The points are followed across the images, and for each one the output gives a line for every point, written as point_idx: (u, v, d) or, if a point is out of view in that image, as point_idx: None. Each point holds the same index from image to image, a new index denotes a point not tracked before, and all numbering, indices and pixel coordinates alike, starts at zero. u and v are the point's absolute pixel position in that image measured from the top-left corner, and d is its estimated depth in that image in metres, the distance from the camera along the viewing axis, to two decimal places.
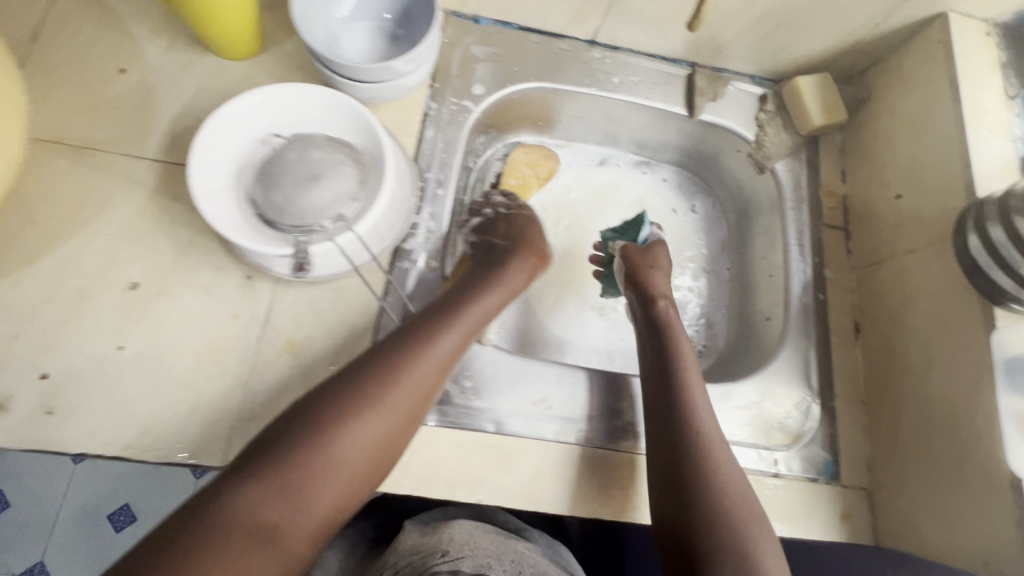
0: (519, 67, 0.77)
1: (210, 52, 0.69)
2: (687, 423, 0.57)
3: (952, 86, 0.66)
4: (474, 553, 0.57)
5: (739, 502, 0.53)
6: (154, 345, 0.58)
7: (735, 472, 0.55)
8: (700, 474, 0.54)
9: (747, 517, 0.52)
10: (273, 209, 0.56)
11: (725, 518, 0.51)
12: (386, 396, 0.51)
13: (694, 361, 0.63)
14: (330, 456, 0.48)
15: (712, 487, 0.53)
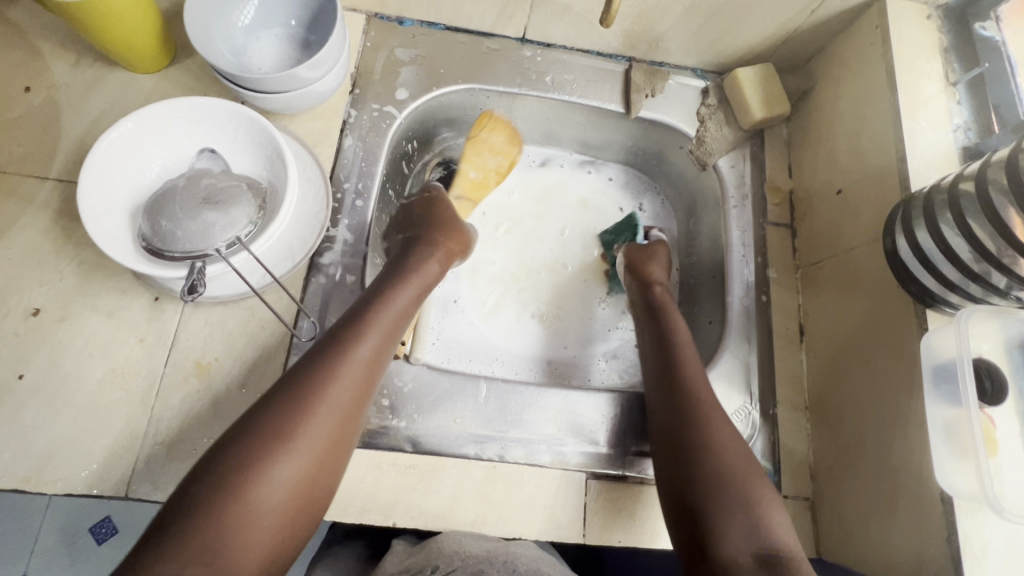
0: (445, 69, 0.74)
1: (117, 67, 0.67)
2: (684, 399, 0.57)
3: (888, 74, 0.63)
4: (464, 562, 0.52)
5: (740, 466, 0.52)
6: (56, 373, 0.57)
7: (733, 438, 0.55)
8: (701, 446, 0.53)
9: (752, 481, 0.52)
10: (157, 230, 0.52)
11: (734, 479, 0.51)
12: (347, 364, 0.50)
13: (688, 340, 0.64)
14: (307, 437, 0.46)
15: (715, 456, 0.53)
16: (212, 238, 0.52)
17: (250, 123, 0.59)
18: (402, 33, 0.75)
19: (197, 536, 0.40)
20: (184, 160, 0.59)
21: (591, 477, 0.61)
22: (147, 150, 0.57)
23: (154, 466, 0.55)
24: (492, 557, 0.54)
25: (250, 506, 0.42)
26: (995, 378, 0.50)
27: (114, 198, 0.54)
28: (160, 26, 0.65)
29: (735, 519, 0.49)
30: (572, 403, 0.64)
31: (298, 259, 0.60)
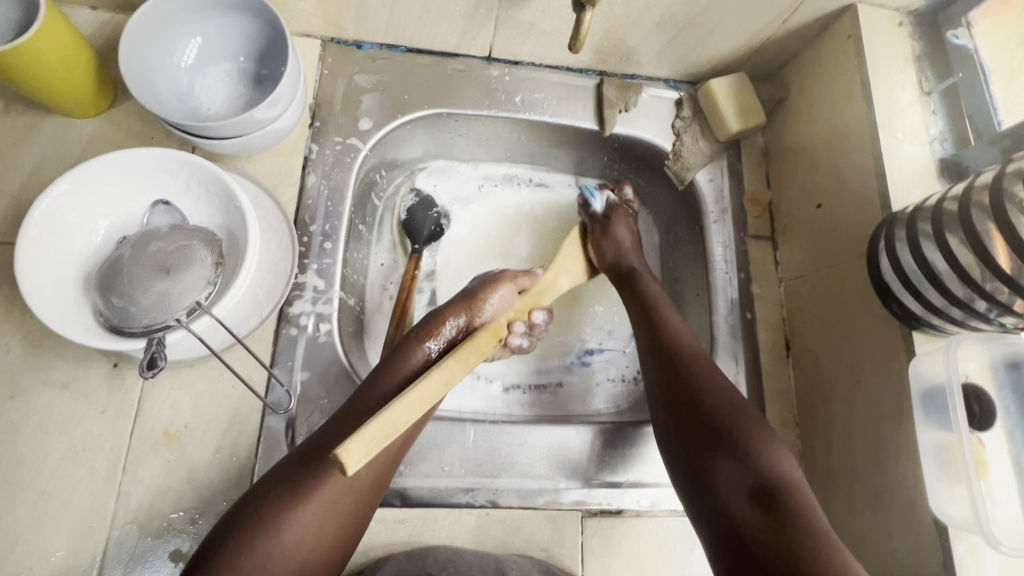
0: (410, 95, 0.71)
1: (50, 112, 0.62)
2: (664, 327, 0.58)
3: (863, 86, 0.62)
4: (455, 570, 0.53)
5: (728, 393, 0.51)
6: (11, 455, 0.53)
7: (717, 373, 0.53)
8: (691, 370, 0.53)
9: (738, 406, 0.50)
10: (112, 305, 0.48)
11: (700, 360, 0.55)
12: (325, 484, 0.45)
13: (665, 296, 0.63)
14: (319, 507, 0.45)
15: (702, 380, 0.52)
16: (171, 307, 0.49)
17: (199, 172, 0.54)
18: (361, 57, 0.71)
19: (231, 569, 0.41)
20: (136, 216, 0.55)
21: (587, 515, 0.60)
22: (92, 210, 0.53)
23: (127, 547, 0.52)
24: (483, 561, 0.55)
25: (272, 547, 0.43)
26: (983, 400, 0.50)
27: (62, 267, 0.50)
28: (97, 68, 0.60)
29: (726, 459, 0.47)
30: (563, 439, 0.62)
31: (266, 312, 0.57)
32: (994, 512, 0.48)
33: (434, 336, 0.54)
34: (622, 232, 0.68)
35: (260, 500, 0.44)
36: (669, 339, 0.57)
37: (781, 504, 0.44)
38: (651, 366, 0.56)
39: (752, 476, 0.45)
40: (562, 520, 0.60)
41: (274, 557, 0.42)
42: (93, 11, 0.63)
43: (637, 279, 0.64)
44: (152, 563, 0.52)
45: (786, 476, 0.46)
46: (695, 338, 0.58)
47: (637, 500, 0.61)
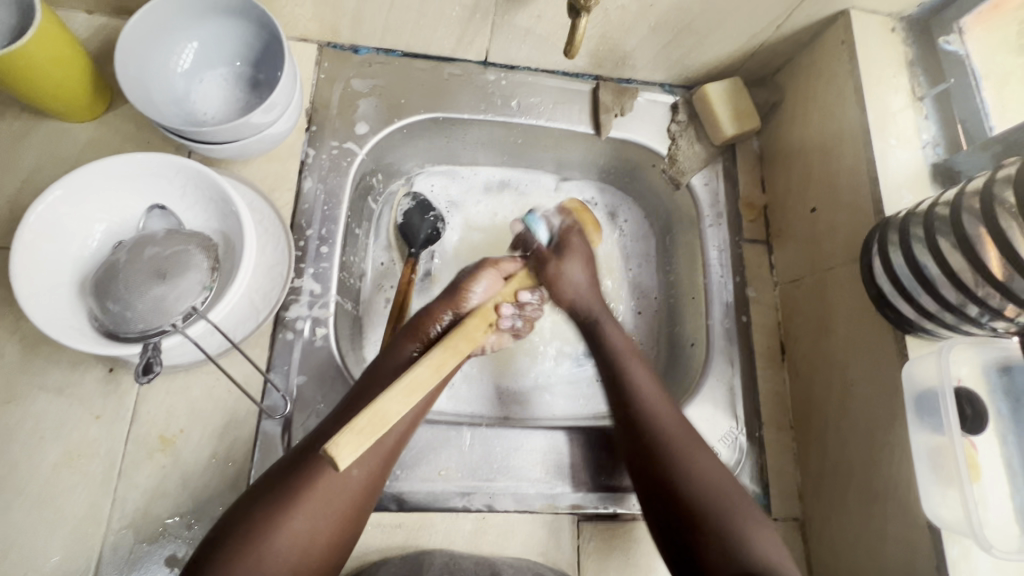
0: (407, 99, 0.71)
1: (46, 117, 0.61)
2: (632, 396, 0.57)
3: (857, 91, 0.62)
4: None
5: (716, 491, 0.51)
6: (5, 461, 0.52)
7: (706, 460, 0.53)
8: (665, 451, 0.53)
9: (724, 507, 0.50)
10: (108, 311, 0.48)
11: (688, 444, 0.54)
12: (316, 486, 0.45)
13: (631, 347, 0.62)
14: (312, 507, 0.45)
15: (682, 462, 0.52)
16: (166, 312, 0.49)
17: (196, 177, 0.54)
18: (357, 62, 0.71)
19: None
20: (132, 221, 0.55)
21: (584, 519, 0.60)
22: (88, 215, 0.53)
23: (122, 552, 0.52)
24: (478, 569, 0.54)
25: (265, 552, 0.43)
26: (976, 403, 0.50)
27: (58, 273, 0.50)
28: (93, 73, 0.60)
29: (713, 546, 0.48)
30: (560, 443, 0.62)
31: (262, 317, 0.57)
32: (987, 515, 0.48)
33: (421, 333, 0.55)
34: (574, 270, 0.65)
35: (253, 505, 0.45)
36: (640, 417, 0.56)
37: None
38: (633, 458, 0.55)
39: (741, 561, 0.47)
40: (559, 524, 0.60)
41: (270, 561, 0.43)
42: (89, 15, 0.63)
43: (602, 335, 0.63)
44: (148, 568, 0.52)
45: (767, 561, 0.47)
46: (677, 412, 0.57)
47: (633, 504, 0.61)
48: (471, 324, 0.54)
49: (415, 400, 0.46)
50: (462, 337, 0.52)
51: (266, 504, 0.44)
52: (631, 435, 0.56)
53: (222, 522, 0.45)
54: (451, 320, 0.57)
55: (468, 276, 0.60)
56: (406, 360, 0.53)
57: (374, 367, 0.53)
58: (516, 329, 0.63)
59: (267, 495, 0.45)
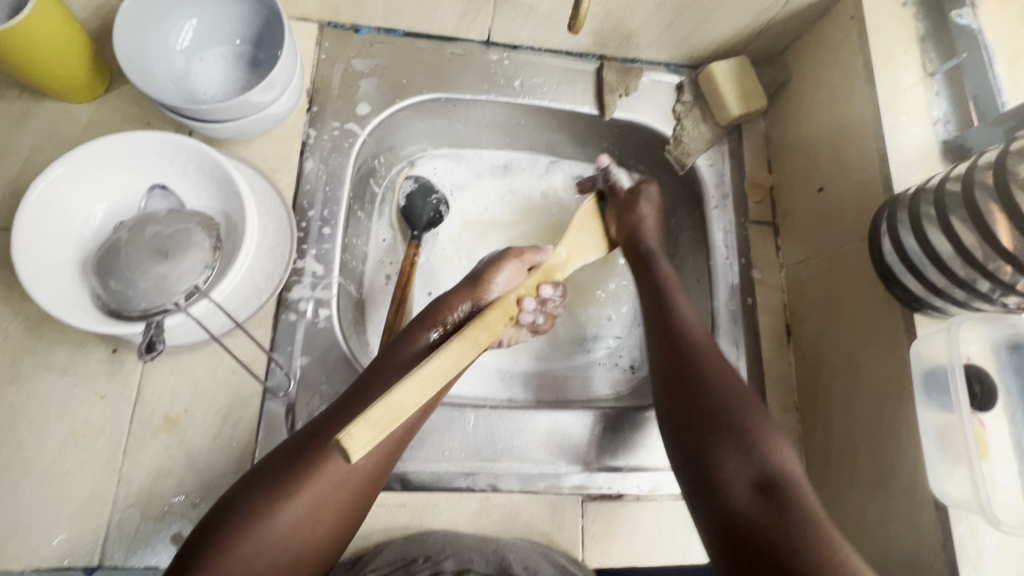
0: (408, 80, 0.70)
1: (46, 97, 0.61)
2: (670, 321, 0.56)
3: (866, 67, 0.61)
4: (455, 552, 0.54)
5: (742, 397, 0.48)
6: (11, 440, 0.53)
7: (734, 377, 0.50)
8: (698, 366, 0.51)
9: (740, 404, 0.47)
10: (110, 289, 0.48)
11: (716, 360, 0.52)
12: (318, 473, 0.44)
13: (679, 284, 0.60)
14: (310, 498, 0.44)
15: (714, 385, 0.49)
16: (168, 291, 0.49)
17: (196, 156, 0.54)
18: (358, 42, 0.70)
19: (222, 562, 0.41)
20: (133, 201, 0.55)
21: (587, 499, 0.60)
22: (89, 194, 0.53)
23: (128, 530, 0.52)
24: (482, 546, 0.55)
25: (262, 539, 0.42)
26: (985, 382, 0.50)
27: (59, 253, 0.50)
28: (93, 52, 0.59)
29: (731, 453, 0.45)
30: (564, 424, 0.62)
31: (265, 297, 0.57)
32: (994, 493, 0.48)
33: (438, 324, 0.53)
34: (646, 213, 0.65)
35: (250, 490, 0.44)
36: (675, 326, 0.55)
37: (780, 491, 0.42)
38: (657, 372, 0.53)
39: (755, 467, 0.44)
40: (565, 504, 0.60)
41: (266, 547, 0.42)
42: None
43: (650, 262, 0.62)
44: (154, 547, 0.52)
45: (787, 469, 0.44)
46: (711, 338, 0.55)
47: (637, 485, 0.61)
48: (491, 315, 0.49)
49: (436, 391, 0.42)
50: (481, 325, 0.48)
51: (265, 493, 0.43)
52: (665, 356, 0.53)
53: (221, 502, 0.45)
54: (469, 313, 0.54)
55: (490, 267, 0.57)
56: (420, 353, 0.51)
57: (385, 361, 0.51)
58: (536, 325, 0.59)
59: (266, 478, 0.44)
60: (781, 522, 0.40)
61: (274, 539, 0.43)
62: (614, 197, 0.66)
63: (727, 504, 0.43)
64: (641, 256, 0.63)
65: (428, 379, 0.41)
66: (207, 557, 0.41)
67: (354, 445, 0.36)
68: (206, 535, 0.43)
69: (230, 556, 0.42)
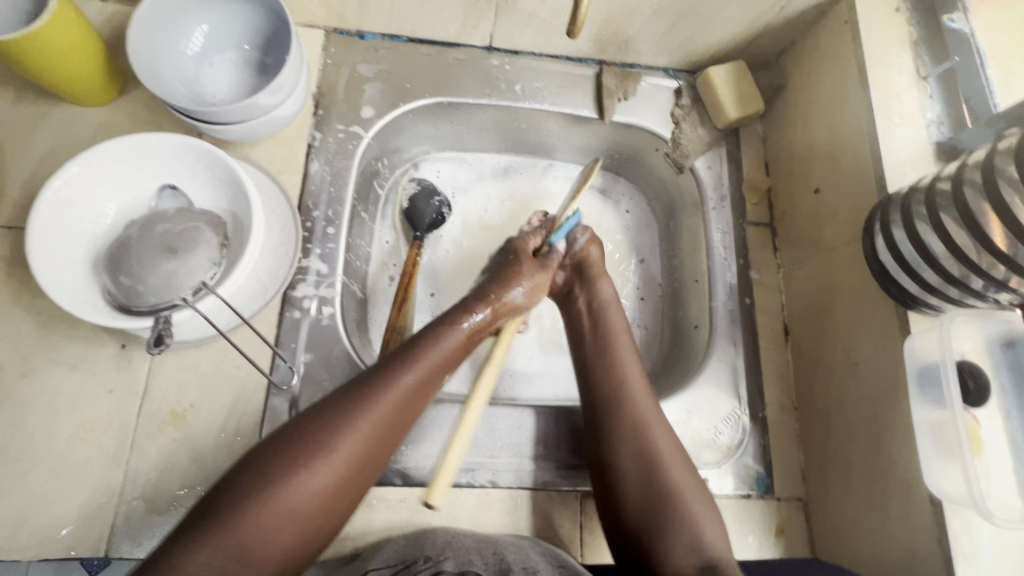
0: (412, 84, 0.72)
1: (61, 101, 0.63)
2: (605, 375, 0.59)
3: (860, 70, 0.62)
4: (455, 553, 0.52)
5: (680, 482, 0.53)
6: (22, 432, 0.54)
7: (664, 442, 0.55)
8: (627, 445, 0.55)
9: (680, 510, 0.52)
10: (120, 285, 0.50)
11: (647, 425, 0.56)
12: (348, 438, 0.46)
13: (626, 335, 0.63)
14: (337, 460, 0.46)
15: (649, 470, 0.54)
16: (177, 287, 0.50)
17: (205, 157, 0.55)
18: (364, 47, 0.72)
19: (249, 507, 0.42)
20: (144, 200, 0.56)
21: (585, 496, 0.61)
22: (100, 193, 0.54)
23: (134, 522, 0.53)
24: (481, 547, 0.53)
25: (293, 490, 0.44)
26: (979, 378, 0.50)
27: (72, 250, 0.52)
28: (107, 58, 0.61)
29: (677, 538, 0.51)
30: (563, 422, 0.63)
31: (270, 295, 0.58)
32: (988, 489, 0.48)
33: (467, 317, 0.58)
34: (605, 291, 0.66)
35: (281, 445, 0.45)
36: (609, 392, 0.58)
37: (719, 573, 0.49)
38: (594, 436, 0.57)
39: (701, 557, 0.50)
40: (565, 501, 0.60)
41: (292, 498, 0.44)
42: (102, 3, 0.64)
43: (600, 314, 0.64)
44: (159, 537, 0.53)
45: (721, 554, 0.51)
46: (649, 393, 0.58)
47: None
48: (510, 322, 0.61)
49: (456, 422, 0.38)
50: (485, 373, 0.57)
51: (297, 445, 0.45)
52: (597, 426, 0.57)
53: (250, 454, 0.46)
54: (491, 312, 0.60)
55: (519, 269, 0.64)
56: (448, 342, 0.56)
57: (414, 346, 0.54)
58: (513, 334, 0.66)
59: (284, 440, 0.46)
60: None
61: (301, 496, 0.44)
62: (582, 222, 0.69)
63: (676, 573, 0.50)
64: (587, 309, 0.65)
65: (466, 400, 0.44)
66: (232, 509, 0.42)
67: None
68: (230, 490, 0.43)
69: (256, 503, 0.43)
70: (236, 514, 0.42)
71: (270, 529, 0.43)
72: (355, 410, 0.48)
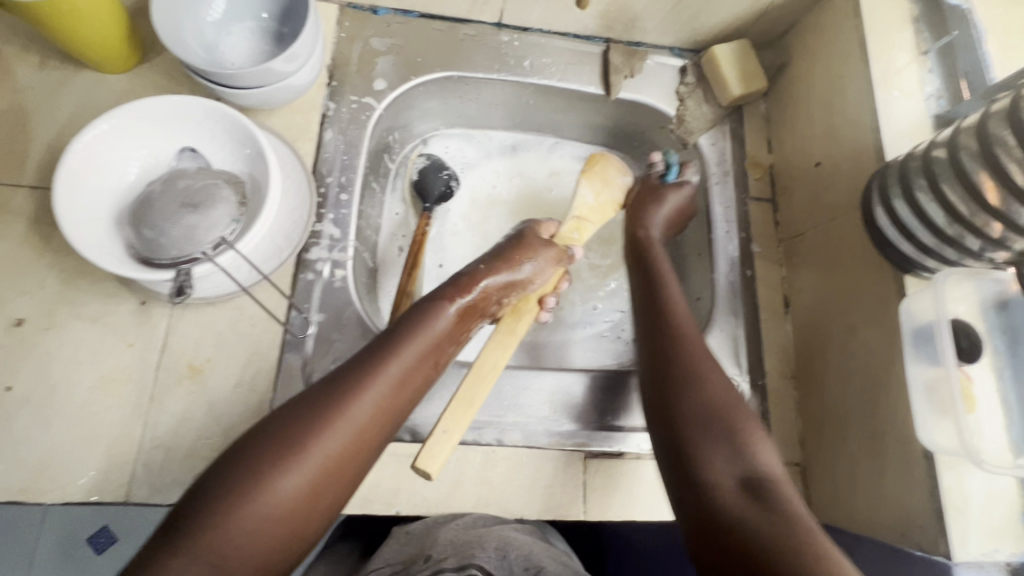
0: (423, 58, 0.73)
1: (84, 67, 0.65)
2: (659, 305, 0.61)
3: (861, 45, 0.64)
4: (455, 549, 0.53)
5: (725, 400, 0.52)
6: (45, 382, 0.56)
7: (714, 366, 0.55)
8: (680, 361, 0.55)
9: (726, 423, 0.51)
10: (144, 238, 0.52)
11: (698, 352, 0.56)
12: (328, 428, 0.45)
13: (674, 279, 0.64)
14: (321, 451, 0.44)
15: (693, 386, 0.53)
16: (197, 241, 0.52)
17: (224, 120, 0.57)
18: (376, 22, 0.74)
19: (225, 510, 0.41)
20: (164, 161, 0.58)
21: (588, 455, 0.62)
22: (124, 152, 0.56)
23: (153, 470, 0.55)
24: (483, 543, 0.54)
25: (269, 491, 0.42)
26: (972, 336, 0.51)
27: (97, 205, 0.53)
28: (129, 24, 0.63)
29: (720, 455, 0.49)
30: (566, 385, 0.65)
31: (285, 255, 0.60)
32: (981, 443, 0.49)
33: (457, 300, 0.56)
34: (661, 207, 0.70)
35: (248, 448, 0.43)
36: (660, 321, 0.59)
37: (764, 493, 0.46)
38: (648, 355, 0.58)
39: (744, 470, 0.48)
40: (569, 461, 0.62)
41: (266, 502, 0.42)
42: None
43: (649, 253, 0.67)
44: (177, 485, 0.55)
45: (770, 474, 0.48)
46: (697, 327, 0.59)
47: (638, 444, 0.63)
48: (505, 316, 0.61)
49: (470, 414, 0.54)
50: (489, 354, 0.57)
51: (270, 442, 0.44)
52: (652, 346, 0.58)
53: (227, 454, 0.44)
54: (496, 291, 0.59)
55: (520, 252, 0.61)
56: (436, 327, 0.53)
57: (402, 329, 0.52)
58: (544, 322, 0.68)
59: (290, 413, 0.46)
60: (764, 517, 0.44)
61: (277, 500, 0.42)
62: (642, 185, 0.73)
63: (715, 492, 0.47)
64: (638, 247, 0.68)
65: (451, 432, 0.52)
66: (206, 510, 0.41)
67: (430, 466, 0.51)
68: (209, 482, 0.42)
69: (231, 509, 0.41)
70: (224, 505, 0.41)
71: (249, 524, 0.41)
72: (340, 399, 0.46)
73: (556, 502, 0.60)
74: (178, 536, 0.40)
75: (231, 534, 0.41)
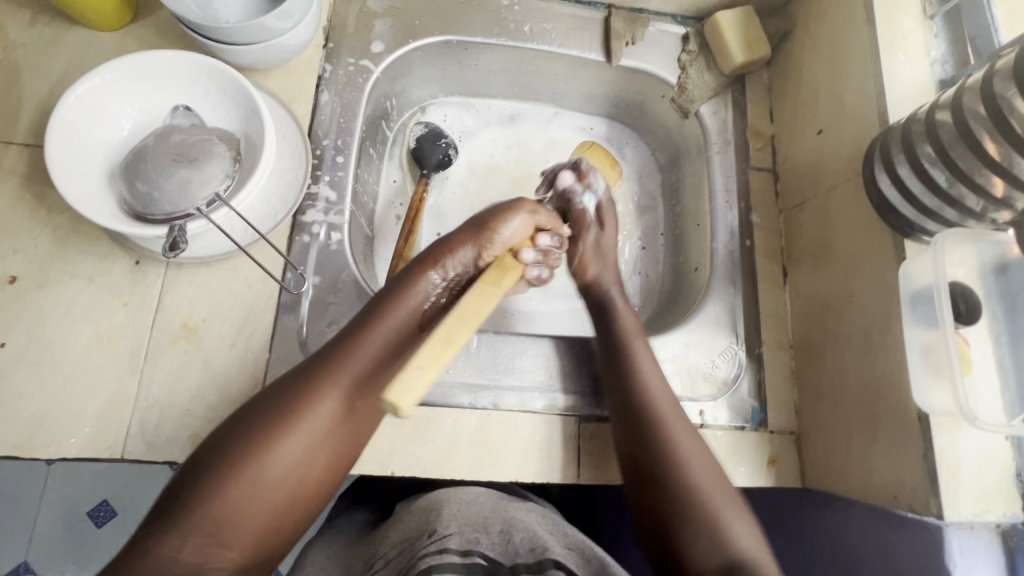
0: (421, 21, 0.72)
1: (76, 25, 0.64)
2: (623, 363, 0.59)
3: (867, 8, 0.63)
4: (461, 529, 0.55)
5: (701, 486, 0.52)
6: (39, 340, 0.55)
7: (695, 446, 0.54)
8: (653, 433, 0.55)
9: (701, 497, 0.51)
10: (136, 192, 0.51)
11: (672, 421, 0.56)
12: (314, 410, 0.45)
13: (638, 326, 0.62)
14: (307, 434, 0.45)
15: (680, 468, 0.53)
16: (191, 196, 0.51)
17: (218, 76, 0.56)
18: None
19: (212, 494, 0.42)
20: (157, 117, 0.57)
21: (583, 420, 0.63)
22: (116, 107, 0.55)
23: (147, 428, 0.55)
24: (488, 527, 0.56)
25: (260, 468, 0.43)
26: (970, 299, 0.52)
27: (91, 159, 0.53)
28: None
29: (699, 538, 0.49)
30: (561, 350, 0.65)
31: (279, 216, 0.60)
32: (976, 405, 0.50)
33: (439, 266, 0.52)
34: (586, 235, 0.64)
35: (235, 433, 0.44)
36: (634, 393, 0.57)
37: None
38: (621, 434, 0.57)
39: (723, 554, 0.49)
40: (565, 426, 0.62)
41: (257, 481, 0.43)
42: None
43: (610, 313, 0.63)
44: (171, 444, 0.55)
45: (746, 550, 0.49)
46: (669, 393, 0.58)
47: None
48: (491, 268, 0.49)
49: (452, 348, 0.40)
50: (471, 298, 0.44)
51: (258, 422, 0.44)
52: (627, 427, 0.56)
53: (214, 437, 0.45)
54: (472, 258, 0.53)
55: (496, 214, 0.55)
56: (417, 291, 0.51)
57: (384, 297, 0.50)
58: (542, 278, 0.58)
59: (265, 406, 0.45)
60: None
61: (267, 480, 0.44)
62: (578, 228, 0.64)
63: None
64: (598, 305, 0.64)
65: (428, 368, 0.38)
66: (194, 495, 0.42)
67: (402, 399, 0.37)
68: (195, 470, 0.43)
69: (221, 492, 0.42)
70: (212, 487, 0.42)
71: (237, 507, 0.43)
72: (319, 381, 0.46)
73: (551, 466, 0.61)
74: (171, 514, 0.42)
75: (223, 513, 0.42)
